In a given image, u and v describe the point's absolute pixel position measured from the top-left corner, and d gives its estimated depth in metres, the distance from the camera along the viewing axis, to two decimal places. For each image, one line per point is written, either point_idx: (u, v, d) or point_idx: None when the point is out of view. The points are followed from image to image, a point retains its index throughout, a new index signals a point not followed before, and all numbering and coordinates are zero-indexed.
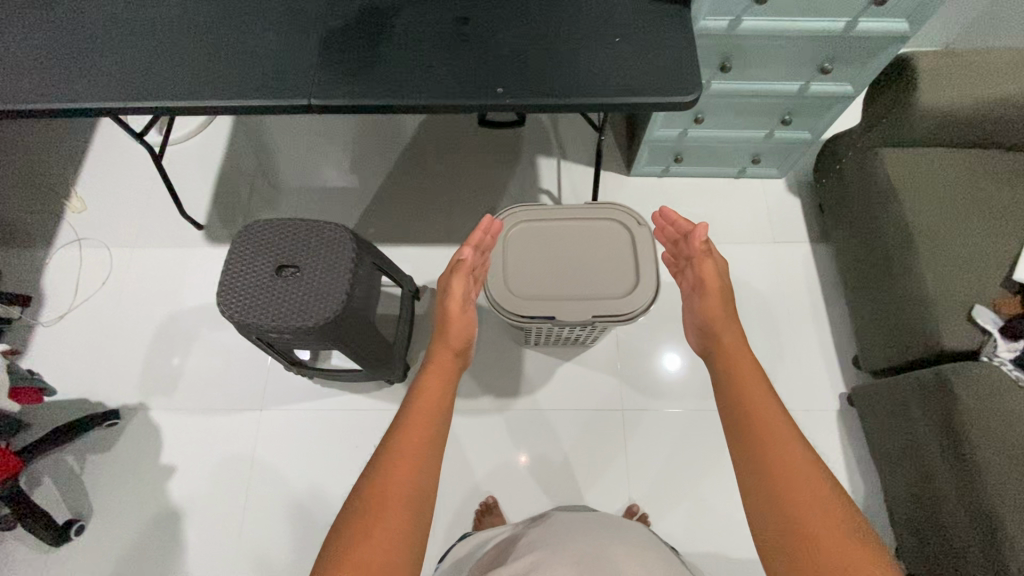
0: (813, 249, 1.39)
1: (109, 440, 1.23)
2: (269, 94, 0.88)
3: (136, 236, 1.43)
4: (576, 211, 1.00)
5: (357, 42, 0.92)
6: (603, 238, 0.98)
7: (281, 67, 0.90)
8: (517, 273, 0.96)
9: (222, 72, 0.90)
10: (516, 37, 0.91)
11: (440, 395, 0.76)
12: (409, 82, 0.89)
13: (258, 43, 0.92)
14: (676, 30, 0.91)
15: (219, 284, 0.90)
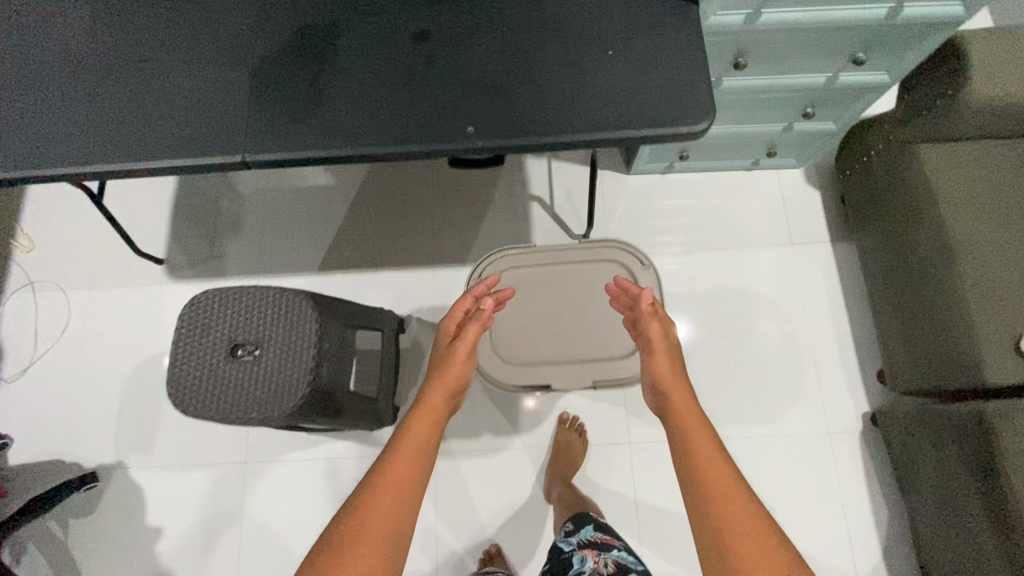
0: (835, 249, 1.25)
1: (90, 503, 1.17)
2: (198, 150, 0.74)
3: (92, 277, 1.31)
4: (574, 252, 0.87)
5: (295, 75, 0.76)
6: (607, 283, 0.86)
7: (208, 114, 0.76)
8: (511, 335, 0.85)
9: (140, 125, 0.75)
10: (489, 57, 0.75)
11: (430, 434, 0.69)
12: (358, 123, 0.73)
13: (181, 82, 0.77)
14: (681, 36, 0.75)
15: (173, 384, 0.79)
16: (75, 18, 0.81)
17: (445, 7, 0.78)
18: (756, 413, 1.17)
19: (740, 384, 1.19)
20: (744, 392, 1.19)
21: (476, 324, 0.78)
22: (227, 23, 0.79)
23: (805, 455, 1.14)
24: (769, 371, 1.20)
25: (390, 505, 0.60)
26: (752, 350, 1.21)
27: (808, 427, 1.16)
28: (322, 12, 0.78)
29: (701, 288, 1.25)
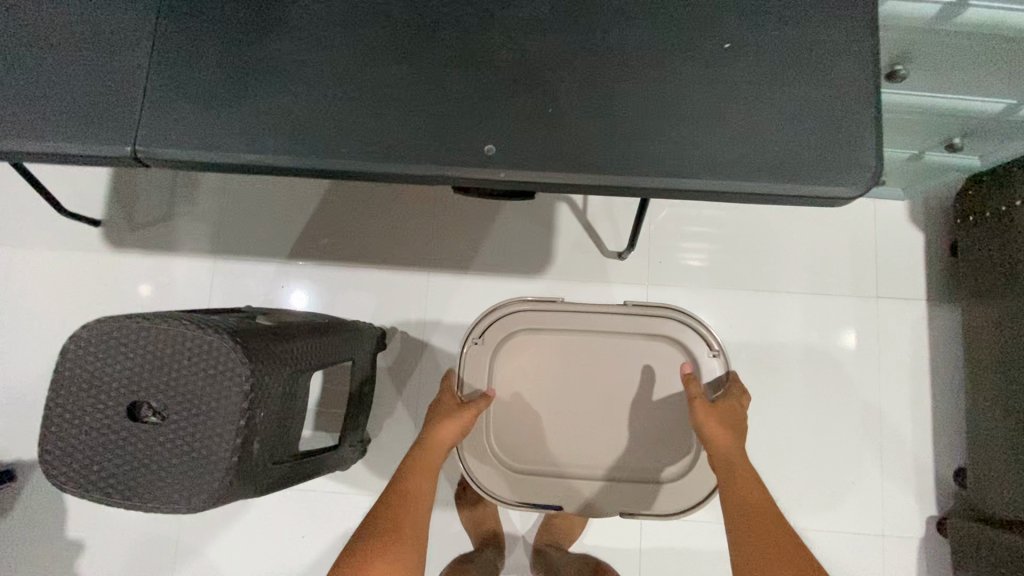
0: (931, 309, 1.00)
1: (3, 505, 1.01)
2: (90, 130, 0.50)
3: (13, 232, 1.07)
4: (637, 321, 0.80)
5: (239, 25, 0.51)
6: (659, 363, 0.80)
7: (113, 72, 0.51)
8: (537, 399, 0.81)
9: (13, 79, 0.51)
10: (523, 26, 0.48)
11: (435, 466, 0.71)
12: (325, 117, 0.48)
13: (69, 27, 0.52)
14: (841, 23, 0.47)
15: (60, 461, 0.57)
16: None
17: None
18: (797, 501, 0.97)
19: (785, 464, 0.98)
20: (786, 474, 0.98)
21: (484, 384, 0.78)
22: None
23: (848, 558, 0.95)
24: (822, 452, 0.98)
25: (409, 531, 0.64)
26: (804, 423, 0.99)
27: (858, 524, 0.96)
28: None
29: (753, 338, 1.01)
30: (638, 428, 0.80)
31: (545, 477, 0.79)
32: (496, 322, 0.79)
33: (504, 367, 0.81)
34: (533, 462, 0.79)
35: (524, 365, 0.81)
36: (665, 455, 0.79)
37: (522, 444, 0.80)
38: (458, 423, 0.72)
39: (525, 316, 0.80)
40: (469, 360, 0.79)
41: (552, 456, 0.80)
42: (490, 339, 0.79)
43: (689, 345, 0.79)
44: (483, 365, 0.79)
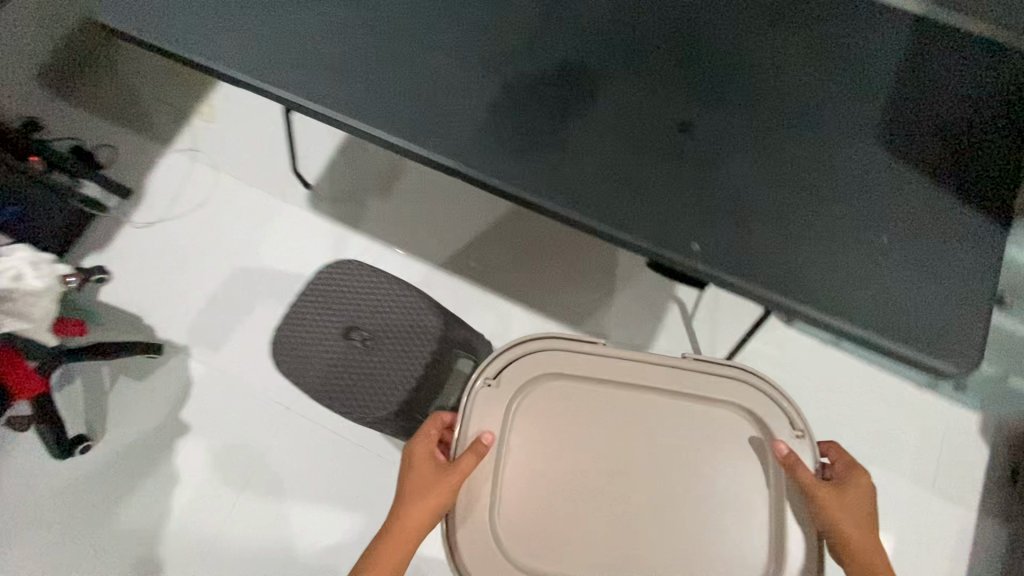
0: (983, 523, 1.06)
1: (143, 370, 1.20)
2: (429, 138, 0.73)
3: (245, 169, 1.34)
4: (695, 379, 0.69)
5: (549, 107, 0.73)
6: (723, 437, 0.68)
7: (454, 108, 0.74)
8: (564, 475, 0.67)
9: (390, 91, 0.76)
10: (741, 177, 0.69)
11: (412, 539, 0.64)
12: (590, 186, 0.69)
13: (433, 72, 0.76)
14: (967, 255, 0.66)
15: (300, 379, 0.74)
16: None
17: (724, 102, 0.72)
18: None
19: None
20: None
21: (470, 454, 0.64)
22: (498, 24, 0.78)
23: None
24: None
25: None
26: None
27: None
28: (590, 55, 0.75)
29: None
30: (703, 537, 0.65)
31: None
32: (519, 362, 0.69)
33: (524, 423, 0.69)
34: (558, 568, 0.65)
35: (546, 432, 0.68)
36: (739, 564, 0.64)
37: (538, 540, 0.66)
38: (430, 498, 0.63)
39: (553, 355, 0.70)
40: (478, 412, 0.68)
41: (584, 562, 0.65)
42: (506, 381, 0.69)
43: (761, 412, 0.67)
44: (495, 418, 0.68)
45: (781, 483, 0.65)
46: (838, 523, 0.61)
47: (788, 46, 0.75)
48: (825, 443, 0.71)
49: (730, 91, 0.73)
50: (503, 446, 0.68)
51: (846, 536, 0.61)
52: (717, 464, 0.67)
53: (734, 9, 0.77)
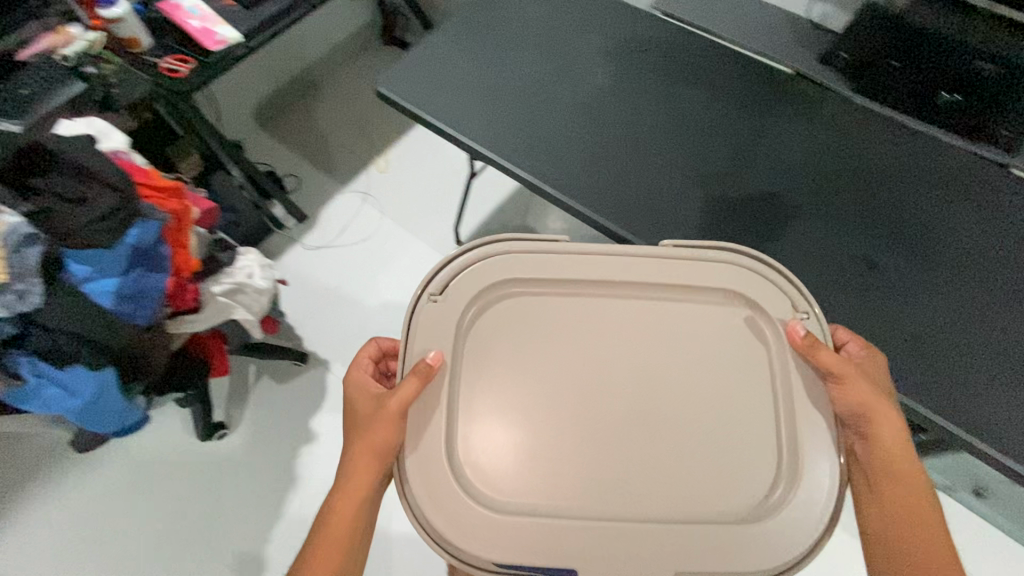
0: None
1: (286, 374, 1.32)
2: (641, 232, 0.86)
3: (408, 218, 1.53)
4: (685, 271, 0.66)
5: (749, 225, 0.86)
6: (722, 338, 0.65)
7: (664, 210, 0.87)
8: (531, 379, 0.64)
9: (608, 186, 0.90)
10: (921, 320, 0.79)
11: (365, 473, 0.63)
12: None
13: (647, 178, 0.90)
14: None
15: None
16: (599, 81, 1.00)
17: (905, 252, 0.84)
18: None
19: None
20: None
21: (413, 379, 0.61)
22: (706, 149, 0.92)
23: None
24: None
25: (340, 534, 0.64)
26: None
27: None
28: (788, 189, 0.88)
29: None
30: (702, 440, 0.61)
31: (571, 491, 0.60)
32: (455, 282, 0.66)
33: (473, 337, 0.66)
34: (542, 473, 0.60)
35: (499, 339, 0.65)
36: (737, 503, 0.60)
37: (509, 438, 0.61)
38: (376, 429, 0.61)
39: (506, 261, 0.67)
40: (415, 332, 0.64)
41: (565, 462, 0.61)
42: (453, 297, 0.66)
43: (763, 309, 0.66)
44: (443, 335, 0.64)
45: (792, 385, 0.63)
46: (852, 393, 0.62)
47: (917, 182, 0.89)
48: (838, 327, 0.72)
49: (912, 243, 0.84)
50: (457, 354, 0.65)
51: (864, 404, 0.62)
52: (720, 363, 0.64)
53: (907, 173, 0.90)
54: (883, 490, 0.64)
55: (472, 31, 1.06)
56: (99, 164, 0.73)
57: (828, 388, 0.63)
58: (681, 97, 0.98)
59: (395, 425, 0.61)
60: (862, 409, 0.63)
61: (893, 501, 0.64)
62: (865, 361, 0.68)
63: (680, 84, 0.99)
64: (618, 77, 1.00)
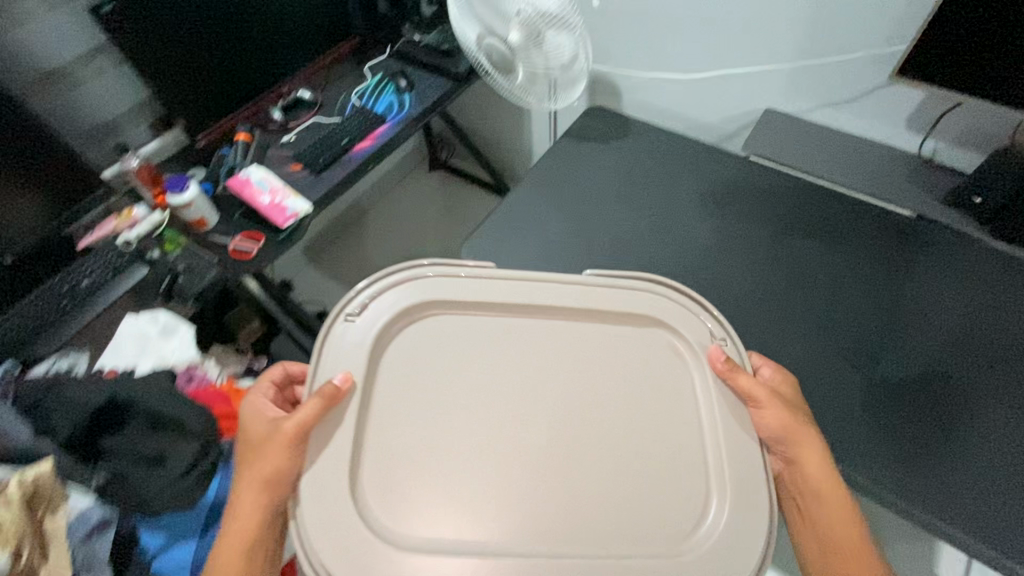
0: None
1: None
2: None
3: None
4: (591, 295, 0.63)
5: (922, 414, 0.72)
6: (634, 357, 0.61)
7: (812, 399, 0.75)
8: (450, 402, 0.57)
9: None
10: None
11: (256, 512, 0.56)
12: (997, 519, 0.65)
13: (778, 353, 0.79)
14: None
15: None
16: (703, 240, 0.92)
17: None
18: None
19: None
20: None
21: (316, 406, 0.54)
22: (841, 316, 0.82)
23: None
24: None
25: None
26: None
27: None
28: (950, 365, 0.76)
29: None
30: (625, 468, 0.55)
31: (491, 527, 0.52)
32: (376, 301, 0.62)
33: (387, 360, 0.60)
34: (462, 510, 0.52)
35: (408, 359, 0.60)
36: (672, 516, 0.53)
37: (421, 479, 0.54)
38: (273, 454, 0.54)
39: (426, 287, 0.63)
40: (330, 355, 0.59)
41: (485, 488, 0.53)
42: (370, 314, 0.61)
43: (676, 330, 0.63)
44: (356, 355, 0.59)
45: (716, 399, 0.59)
46: (772, 416, 0.58)
47: None
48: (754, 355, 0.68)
49: None
50: (371, 375, 0.59)
51: (785, 427, 0.58)
52: (646, 386, 0.60)
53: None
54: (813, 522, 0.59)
55: (551, 190, 1.00)
56: (184, 416, 0.75)
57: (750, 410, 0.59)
58: (800, 255, 0.89)
59: (292, 450, 0.54)
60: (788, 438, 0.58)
61: (829, 540, 0.58)
62: (779, 385, 0.63)
63: (795, 239, 0.90)
64: (718, 232, 0.92)
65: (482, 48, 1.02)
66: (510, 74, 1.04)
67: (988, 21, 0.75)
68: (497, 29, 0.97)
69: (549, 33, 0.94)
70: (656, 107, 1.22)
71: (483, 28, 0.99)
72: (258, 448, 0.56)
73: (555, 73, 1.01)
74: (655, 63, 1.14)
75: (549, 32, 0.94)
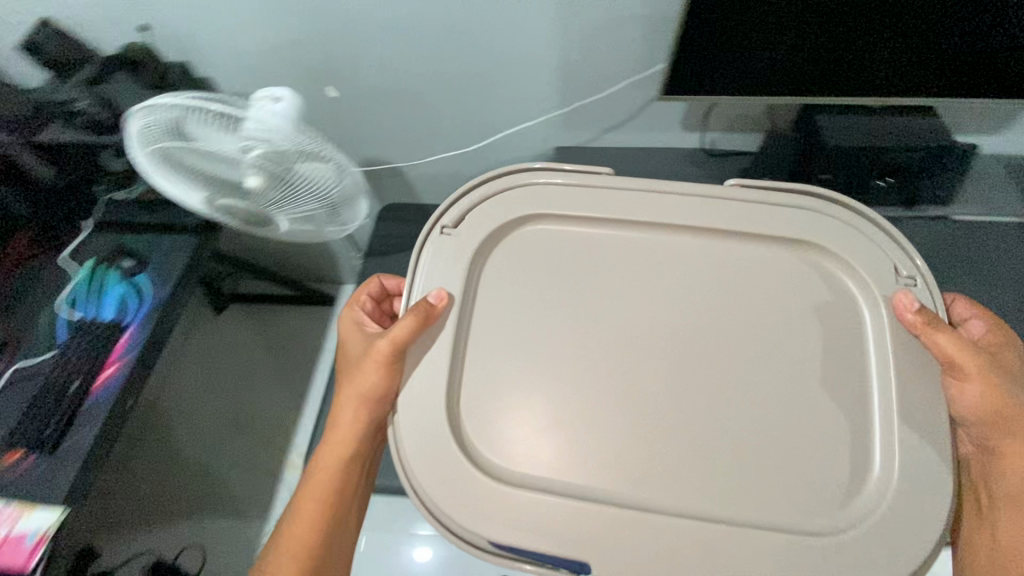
0: None
1: None
2: None
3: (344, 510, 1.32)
4: (732, 208, 0.64)
5: None
6: (785, 255, 0.64)
7: None
8: (600, 371, 0.61)
9: None
10: None
11: (351, 424, 0.70)
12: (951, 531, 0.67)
13: None
14: None
15: None
16: None
17: None
18: None
19: None
20: None
21: (409, 320, 0.61)
22: None
23: None
24: None
25: (328, 477, 0.71)
26: None
27: None
28: None
29: None
30: (784, 379, 0.59)
31: (611, 481, 0.57)
32: (473, 208, 0.67)
33: (479, 293, 0.65)
34: (603, 474, 0.57)
35: (520, 280, 0.65)
36: (823, 432, 0.58)
37: (513, 425, 0.60)
38: (369, 374, 0.64)
39: (535, 191, 0.66)
40: (428, 268, 0.65)
41: (614, 442, 0.58)
42: (463, 228, 0.66)
43: (855, 259, 0.62)
44: (449, 275, 0.64)
45: (875, 317, 0.61)
46: (974, 393, 0.58)
47: None
48: (959, 302, 0.68)
49: None
50: (471, 300, 0.65)
51: (993, 407, 0.58)
52: (750, 287, 0.63)
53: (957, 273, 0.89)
54: (996, 517, 0.60)
55: None
56: None
57: (948, 379, 0.59)
58: None
59: (386, 366, 0.63)
60: (982, 418, 0.58)
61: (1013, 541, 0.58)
62: (989, 345, 0.63)
63: None
64: None
65: (219, 210, 0.82)
66: (268, 225, 0.85)
67: (708, 42, 0.78)
68: (235, 180, 0.77)
69: (305, 164, 0.76)
70: (466, 163, 1.12)
71: (219, 189, 0.79)
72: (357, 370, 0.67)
73: (328, 200, 0.84)
74: (443, 127, 1.04)
75: (305, 163, 0.76)
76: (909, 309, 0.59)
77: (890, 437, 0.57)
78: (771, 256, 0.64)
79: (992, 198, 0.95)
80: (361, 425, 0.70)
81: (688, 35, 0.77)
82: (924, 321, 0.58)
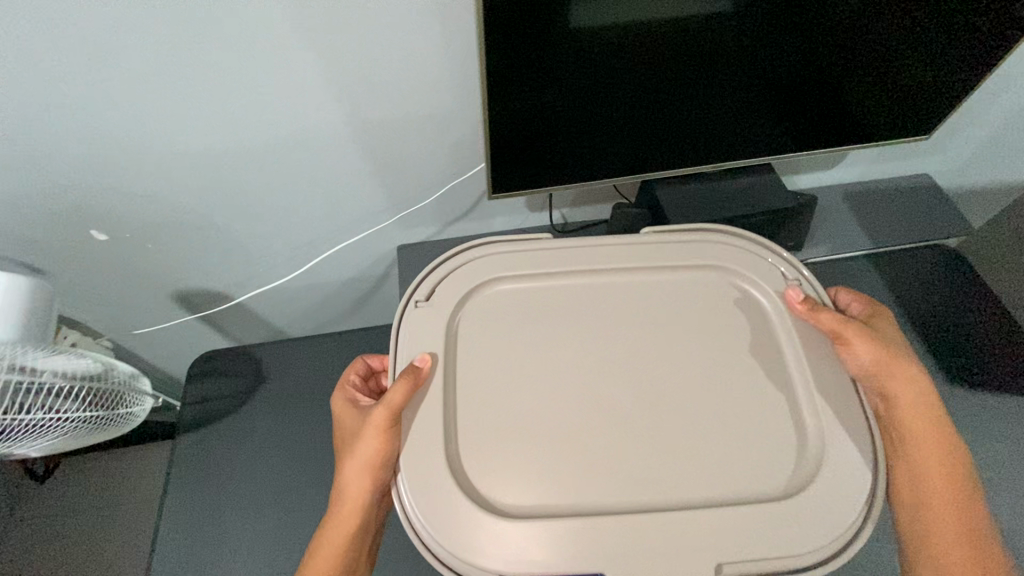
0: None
1: None
2: None
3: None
4: (650, 251, 0.97)
5: None
6: (703, 286, 0.96)
7: None
8: (562, 378, 0.88)
9: None
10: None
11: (358, 486, 0.88)
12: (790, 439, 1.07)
13: None
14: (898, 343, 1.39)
15: None
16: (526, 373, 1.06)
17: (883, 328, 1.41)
18: None
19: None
20: None
21: (399, 391, 0.83)
22: None
23: None
24: None
25: (340, 531, 0.90)
26: None
27: None
28: None
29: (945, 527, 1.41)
30: (722, 373, 0.88)
31: (587, 483, 0.80)
32: (436, 281, 0.96)
33: (456, 347, 0.91)
34: (583, 481, 0.80)
35: (495, 333, 0.92)
36: (764, 394, 0.86)
37: (513, 462, 0.82)
38: (369, 441, 0.83)
39: (493, 261, 0.97)
40: (407, 339, 0.91)
41: (589, 449, 0.82)
42: (434, 297, 0.94)
43: (750, 273, 0.95)
44: (430, 335, 0.91)
45: (776, 311, 0.93)
46: (862, 352, 0.86)
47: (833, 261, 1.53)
48: (843, 292, 0.99)
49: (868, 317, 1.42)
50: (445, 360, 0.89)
51: (873, 360, 0.86)
52: (688, 310, 0.93)
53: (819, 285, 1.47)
54: (906, 437, 0.87)
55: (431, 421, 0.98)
56: None
57: (841, 346, 0.88)
58: None
59: (385, 432, 0.83)
60: (876, 366, 0.86)
61: (918, 449, 0.86)
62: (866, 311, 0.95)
63: None
64: None
65: None
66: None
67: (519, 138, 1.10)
68: None
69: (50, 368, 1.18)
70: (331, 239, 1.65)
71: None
72: (360, 437, 0.85)
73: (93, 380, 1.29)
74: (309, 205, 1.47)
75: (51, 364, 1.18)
76: (793, 301, 0.90)
77: (805, 394, 0.85)
78: (697, 286, 0.96)
79: (838, 230, 1.54)
80: (369, 482, 0.88)
81: (517, 146, 1.12)
82: (809, 309, 0.89)
